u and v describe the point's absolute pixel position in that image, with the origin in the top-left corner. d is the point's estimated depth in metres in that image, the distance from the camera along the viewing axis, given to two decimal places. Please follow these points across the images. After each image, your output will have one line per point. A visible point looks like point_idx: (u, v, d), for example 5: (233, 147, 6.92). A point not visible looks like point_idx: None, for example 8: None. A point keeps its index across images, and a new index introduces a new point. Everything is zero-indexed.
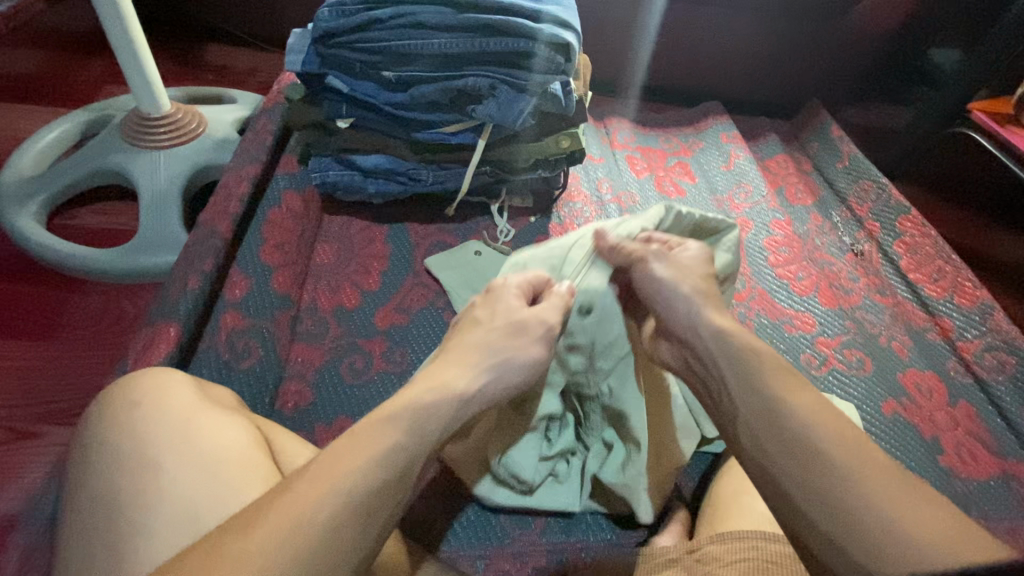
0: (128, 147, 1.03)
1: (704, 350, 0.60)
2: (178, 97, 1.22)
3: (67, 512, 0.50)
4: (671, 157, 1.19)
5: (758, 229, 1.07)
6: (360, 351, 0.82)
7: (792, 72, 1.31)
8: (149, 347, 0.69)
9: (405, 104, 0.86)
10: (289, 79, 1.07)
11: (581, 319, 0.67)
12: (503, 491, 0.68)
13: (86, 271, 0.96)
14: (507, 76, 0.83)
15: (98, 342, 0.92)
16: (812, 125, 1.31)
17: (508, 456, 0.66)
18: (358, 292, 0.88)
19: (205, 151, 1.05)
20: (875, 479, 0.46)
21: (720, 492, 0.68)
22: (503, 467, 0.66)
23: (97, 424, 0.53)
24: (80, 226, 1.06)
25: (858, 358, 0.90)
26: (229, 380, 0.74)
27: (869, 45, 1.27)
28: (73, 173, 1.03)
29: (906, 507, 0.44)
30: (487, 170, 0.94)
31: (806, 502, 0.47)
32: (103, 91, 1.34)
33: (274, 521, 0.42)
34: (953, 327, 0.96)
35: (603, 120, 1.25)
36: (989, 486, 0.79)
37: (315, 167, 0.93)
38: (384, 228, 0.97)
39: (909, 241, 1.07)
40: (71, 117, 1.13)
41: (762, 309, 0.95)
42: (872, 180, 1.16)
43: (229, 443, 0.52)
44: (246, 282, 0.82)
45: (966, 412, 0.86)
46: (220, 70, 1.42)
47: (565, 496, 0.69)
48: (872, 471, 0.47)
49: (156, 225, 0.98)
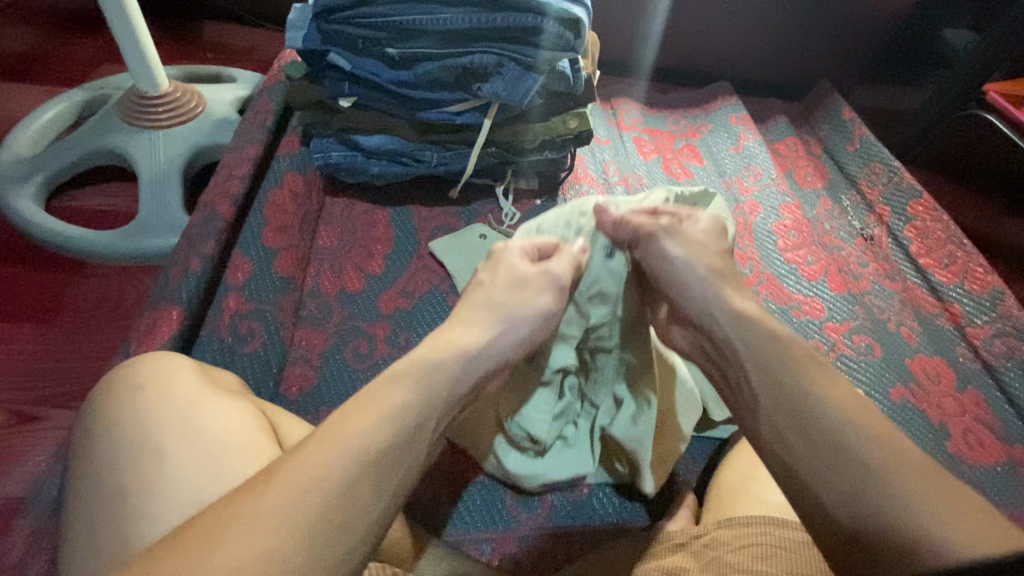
0: (126, 127, 1.01)
1: (720, 332, 0.59)
2: (176, 76, 1.20)
3: (73, 496, 0.50)
4: (679, 139, 1.16)
5: (766, 213, 1.05)
6: (364, 335, 0.81)
7: (803, 52, 1.28)
8: (151, 331, 0.69)
9: (410, 83, 0.85)
10: (290, 57, 1.04)
11: (603, 261, 0.69)
12: (515, 456, 0.68)
13: (86, 254, 0.95)
14: (514, 53, 0.82)
15: (100, 325, 0.91)
16: (823, 107, 1.28)
17: (519, 415, 0.67)
18: (362, 276, 0.87)
19: (205, 131, 1.03)
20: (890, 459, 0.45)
21: (727, 477, 0.68)
22: (515, 425, 0.67)
23: (101, 409, 0.53)
24: (79, 208, 1.05)
25: (866, 344, 0.89)
26: (233, 363, 0.73)
27: (883, 23, 1.24)
28: (70, 154, 1.01)
29: (924, 493, 0.43)
30: (492, 151, 0.92)
31: (819, 488, 0.46)
32: (100, 70, 1.31)
33: (277, 490, 0.41)
34: (963, 312, 0.95)
35: (610, 101, 1.22)
36: (996, 472, 0.78)
37: (317, 148, 0.91)
38: (387, 210, 0.95)
39: (920, 226, 1.05)
40: (67, 97, 1.11)
41: (770, 293, 0.94)
42: (883, 163, 1.14)
43: (234, 428, 0.51)
44: (249, 265, 0.81)
45: (974, 398, 0.85)
46: (218, 49, 1.39)
47: (575, 461, 0.69)
48: (891, 457, 0.46)
49: (156, 206, 0.97)
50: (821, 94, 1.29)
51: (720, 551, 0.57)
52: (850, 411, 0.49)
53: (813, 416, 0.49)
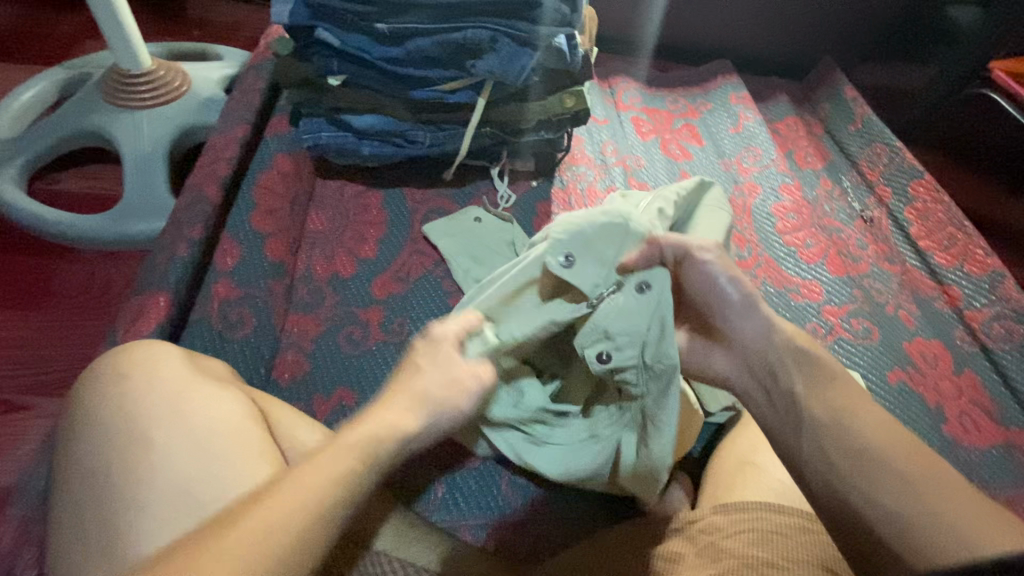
0: (110, 107, 0.98)
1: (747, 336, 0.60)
2: (160, 54, 1.16)
3: (59, 488, 0.49)
4: (678, 119, 1.14)
5: (766, 195, 1.03)
6: (357, 320, 0.79)
7: (806, 28, 1.25)
8: (139, 318, 0.67)
9: (401, 60, 0.83)
10: (278, 33, 1.01)
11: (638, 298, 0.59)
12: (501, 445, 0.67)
13: (71, 239, 0.93)
14: (508, 29, 0.80)
15: (88, 312, 0.90)
16: (825, 85, 1.25)
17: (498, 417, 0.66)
18: (354, 260, 0.85)
19: (191, 111, 1.00)
20: (926, 472, 0.46)
21: (724, 461, 0.67)
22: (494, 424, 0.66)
23: (86, 398, 0.51)
24: (63, 191, 1.02)
25: (865, 327, 0.89)
26: (223, 350, 0.72)
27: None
28: (52, 135, 0.98)
29: (961, 505, 0.44)
30: (487, 132, 0.90)
31: (851, 495, 0.48)
32: (81, 47, 1.27)
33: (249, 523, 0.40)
34: (961, 295, 0.94)
35: (608, 79, 1.19)
36: (990, 455, 0.78)
37: (306, 128, 0.89)
38: (380, 193, 0.93)
39: (920, 207, 1.04)
40: (47, 75, 1.07)
41: (769, 277, 0.93)
42: (885, 143, 1.11)
43: (224, 417, 0.50)
44: (237, 250, 0.79)
45: (970, 381, 0.85)
46: (203, 25, 1.34)
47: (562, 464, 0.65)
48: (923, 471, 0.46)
49: (142, 190, 0.95)
50: (823, 72, 1.26)
51: (715, 537, 0.57)
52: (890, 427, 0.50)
53: (849, 436, 0.50)
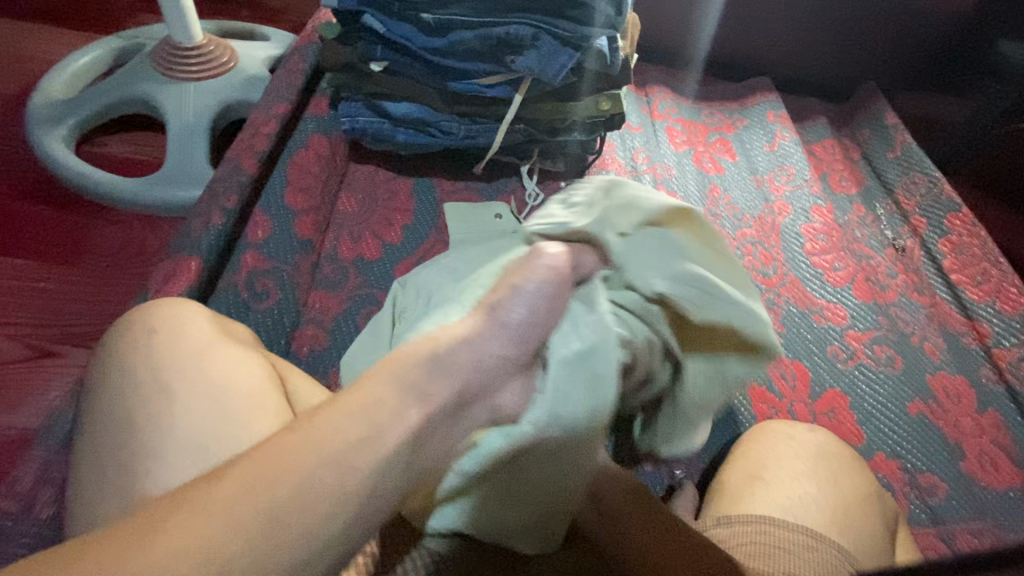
0: (160, 76, 1.01)
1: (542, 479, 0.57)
2: (211, 31, 1.19)
3: (84, 428, 0.50)
4: (712, 132, 1.13)
5: (796, 215, 1.02)
6: (378, 303, 0.81)
7: (853, 52, 1.23)
8: (170, 279, 0.69)
9: (442, 50, 0.84)
10: (326, 17, 1.03)
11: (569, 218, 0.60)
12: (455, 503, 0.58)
13: (111, 199, 0.96)
14: (551, 27, 0.81)
15: (122, 271, 0.93)
16: (867, 110, 1.23)
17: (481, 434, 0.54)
18: (379, 244, 0.87)
19: (235, 87, 1.03)
20: (796, 493, 0.61)
21: (744, 453, 0.67)
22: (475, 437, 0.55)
23: (115, 348, 0.53)
24: (108, 154, 1.06)
25: (887, 355, 0.87)
26: (248, 319, 0.74)
27: (950, 10, 1.15)
28: (103, 99, 1.02)
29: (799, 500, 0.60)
30: (520, 129, 0.90)
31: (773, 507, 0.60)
32: (137, 19, 1.31)
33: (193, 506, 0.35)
34: (991, 333, 0.90)
35: (644, 87, 1.18)
36: (1009, 497, 0.76)
37: (344, 112, 0.90)
38: (409, 181, 0.94)
39: (955, 240, 1.00)
40: (104, 42, 1.11)
41: (792, 297, 0.91)
42: (924, 173, 1.08)
43: (242, 375, 0.52)
44: (269, 224, 0.81)
45: (993, 421, 0.82)
46: (254, 7, 1.38)
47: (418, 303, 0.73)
48: (785, 495, 0.61)
49: (183, 158, 0.97)
50: (865, 97, 1.24)
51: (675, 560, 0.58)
52: (762, 476, 0.63)
53: (755, 495, 0.61)
